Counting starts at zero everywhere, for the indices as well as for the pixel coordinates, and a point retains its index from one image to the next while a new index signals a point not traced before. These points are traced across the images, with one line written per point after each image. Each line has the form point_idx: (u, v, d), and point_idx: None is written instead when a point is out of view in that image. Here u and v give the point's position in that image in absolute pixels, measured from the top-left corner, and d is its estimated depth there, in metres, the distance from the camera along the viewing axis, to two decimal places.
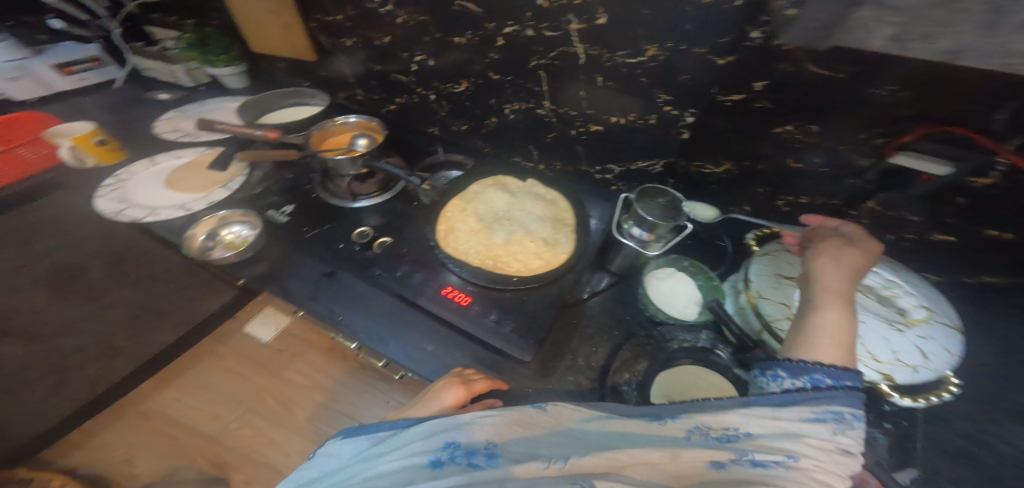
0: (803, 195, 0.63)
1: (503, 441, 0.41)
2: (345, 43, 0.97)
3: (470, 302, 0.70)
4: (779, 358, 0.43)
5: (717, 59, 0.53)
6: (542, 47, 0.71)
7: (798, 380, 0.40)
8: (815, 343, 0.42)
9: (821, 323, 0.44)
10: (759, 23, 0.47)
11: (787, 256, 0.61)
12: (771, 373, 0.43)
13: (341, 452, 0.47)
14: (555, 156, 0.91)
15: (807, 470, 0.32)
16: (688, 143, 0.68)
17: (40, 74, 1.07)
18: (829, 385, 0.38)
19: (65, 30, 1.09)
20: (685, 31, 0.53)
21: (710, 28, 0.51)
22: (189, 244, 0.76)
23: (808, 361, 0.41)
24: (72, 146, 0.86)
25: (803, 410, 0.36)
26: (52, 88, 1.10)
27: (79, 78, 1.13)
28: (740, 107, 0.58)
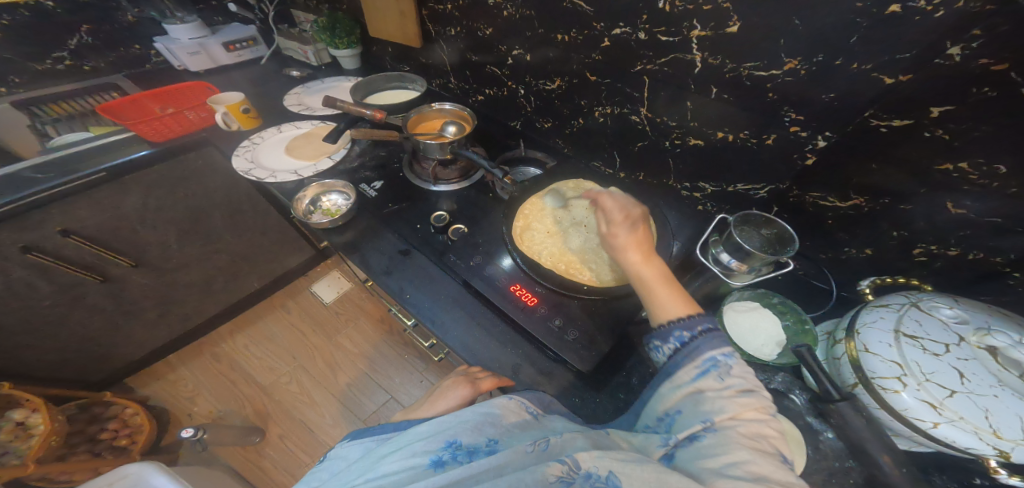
0: (951, 246, 0.54)
1: (501, 436, 0.44)
2: (450, 33, 1.01)
3: (536, 304, 0.68)
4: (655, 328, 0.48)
5: (884, 76, 0.47)
6: (652, 52, 0.68)
7: (671, 347, 0.46)
8: (665, 304, 0.49)
9: (652, 286, 0.51)
10: (965, 38, 0.40)
11: (914, 311, 0.52)
12: (650, 345, 0.48)
13: (348, 453, 0.49)
14: (641, 166, 0.87)
15: (730, 426, 0.36)
16: (810, 170, 0.61)
17: (212, 50, 1.20)
18: (691, 338, 0.44)
19: (238, 13, 1.33)
20: (846, 44, 0.47)
21: (885, 42, 0.45)
22: (296, 206, 0.83)
23: (668, 323, 0.47)
24: (226, 112, 0.95)
25: (691, 371, 0.42)
26: (218, 62, 1.23)
27: (238, 55, 1.26)
28: (898, 135, 0.50)
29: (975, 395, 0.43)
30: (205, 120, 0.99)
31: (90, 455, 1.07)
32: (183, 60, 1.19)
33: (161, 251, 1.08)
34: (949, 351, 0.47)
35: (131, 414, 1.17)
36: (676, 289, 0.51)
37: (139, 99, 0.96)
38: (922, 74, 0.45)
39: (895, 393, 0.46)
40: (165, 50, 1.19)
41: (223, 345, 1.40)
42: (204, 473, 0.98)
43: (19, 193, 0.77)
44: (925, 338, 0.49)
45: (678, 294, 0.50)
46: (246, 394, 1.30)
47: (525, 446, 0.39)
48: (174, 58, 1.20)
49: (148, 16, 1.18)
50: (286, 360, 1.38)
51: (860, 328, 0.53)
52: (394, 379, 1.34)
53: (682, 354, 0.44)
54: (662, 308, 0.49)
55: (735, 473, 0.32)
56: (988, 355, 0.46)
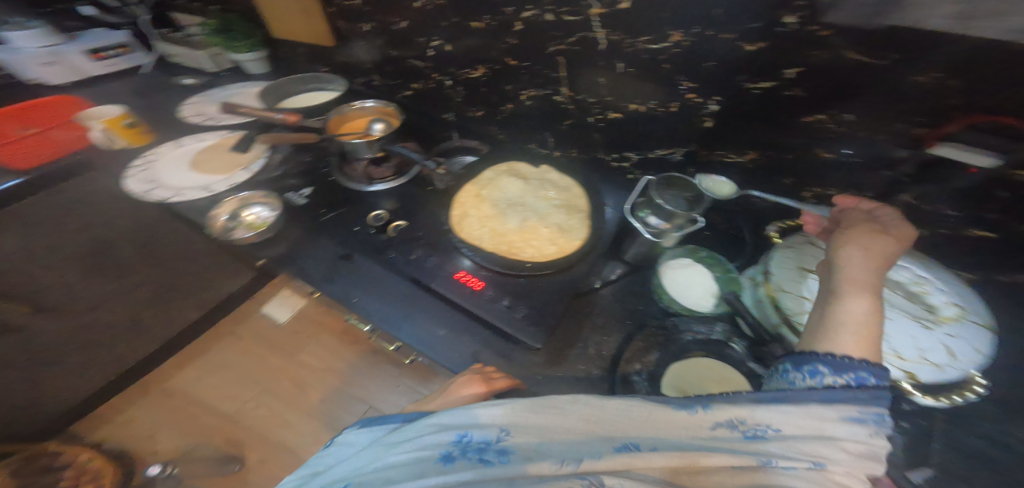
0: (833, 188, 0.61)
1: (518, 432, 0.41)
2: (363, 28, 0.97)
3: (483, 287, 0.70)
4: (810, 353, 0.41)
5: (746, 45, 0.52)
6: (561, 33, 0.69)
7: (844, 377, 0.37)
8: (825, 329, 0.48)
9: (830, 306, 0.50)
10: (794, 8, 0.45)
11: (812, 250, 0.61)
12: (807, 369, 0.40)
13: (357, 439, 0.50)
14: (573, 143, 0.90)
15: (828, 474, 0.33)
16: (711, 131, 0.66)
17: (74, 60, 1.11)
18: (872, 387, 0.36)
19: (95, 17, 1.18)
20: (713, 16, 0.51)
21: (742, 14, 0.49)
22: (212, 224, 0.78)
23: (856, 359, 0.38)
24: (105, 128, 0.99)
25: (844, 409, 0.35)
26: (84, 73, 1.14)
27: (109, 63, 1.18)
28: (767, 97, 0.55)
29: None
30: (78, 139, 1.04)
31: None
32: (37, 73, 1.07)
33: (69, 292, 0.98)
34: None
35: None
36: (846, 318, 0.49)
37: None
38: (772, 43, 0.49)
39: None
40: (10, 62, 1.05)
41: (176, 379, 1.13)
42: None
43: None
44: None
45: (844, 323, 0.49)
46: (211, 425, 1.09)
47: (552, 462, 0.36)
48: (21, 70, 1.06)
49: None
50: (247, 387, 1.12)
51: (773, 269, 0.60)
52: (369, 387, 1.09)
53: (848, 392, 0.36)
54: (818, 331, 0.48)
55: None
56: None
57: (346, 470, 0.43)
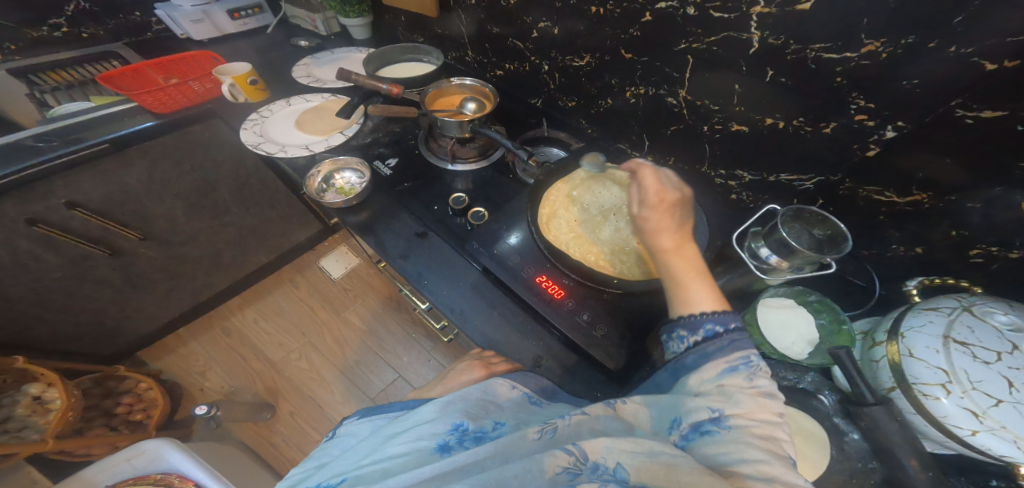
0: (1015, 250, 0.50)
1: (501, 417, 0.46)
2: (469, 1, 0.94)
3: (564, 297, 0.65)
4: (675, 319, 0.46)
5: (986, 62, 0.41)
6: (701, 29, 0.61)
7: (699, 334, 0.43)
8: (691, 294, 0.46)
9: (678, 274, 0.49)
10: None
11: (965, 316, 0.49)
12: (673, 335, 0.45)
13: (359, 431, 0.51)
14: (673, 150, 0.82)
15: (745, 424, 0.34)
16: (869, 162, 0.56)
17: (217, 19, 1.14)
18: (721, 333, 0.41)
19: None
20: (950, 24, 0.41)
21: (994, 26, 0.38)
22: (308, 183, 0.79)
23: (699, 314, 0.44)
24: (232, 83, 0.90)
25: (721, 367, 0.39)
26: (223, 32, 1.18)
27: (244, 23, 1.20)
28: (980, 130, 0.45)
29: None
30: (211, 90, 0.94)
31: (106, 429, 1.09)
32: (186, 29, 1.13)
33: (169, 224, 1.06)
34: (1000, 359, 0.44)
35: (145, 388, 1.18)
36: (699, 276, 0.48)
37: (142, 69, 0.92)
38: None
39: (936, 399, 0.45)
40: (166, 18, 1.15)
41: (234, 319, 1.40)
42: (221, 449, 1.01)
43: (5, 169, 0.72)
44: (976, 345, 0.46)
45: (704, 282, 0.47)
46: (256, 370, 1.30)
47: (533, 431, 0.39)
48: (178, 27, 1.16)
49: None
50: (296, 338, 1.37)
51: (905, 331, 0.51)
52: (402, 358, 1.34)
53: (714, 344, 0.41)
54: (687, 296, 0.46)
55: (746, 478, 0.30)
56: None
57: (344, 464, 0.43)
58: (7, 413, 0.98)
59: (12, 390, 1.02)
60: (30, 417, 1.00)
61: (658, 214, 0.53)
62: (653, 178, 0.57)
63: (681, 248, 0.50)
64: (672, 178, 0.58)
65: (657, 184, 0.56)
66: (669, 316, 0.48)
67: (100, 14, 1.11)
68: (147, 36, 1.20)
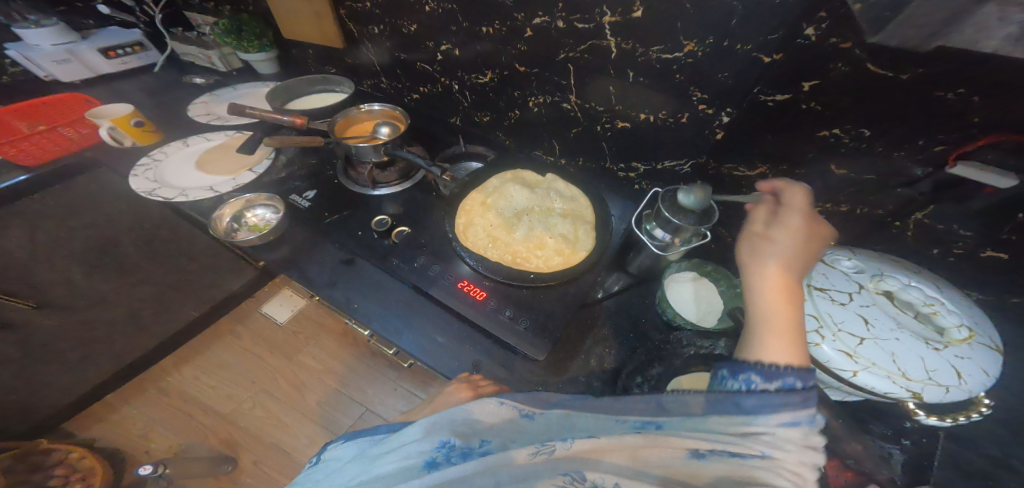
0: (845, 204, 0.60)
1: (491, 434, 0.44)
2: (374, 31, 0.96)
3: (486, 297, 0.69)
4: (743, 359, 0.41)
5: (764, 56, 0.51)
6: (573, 40, 0.69)
7: (773, 383, 0.38)
8: (773, 342, 0.41)
9: (774, 314, 0.43)
10: (816, 19, 0.45)
11: (820, 266, 0.57)
12: (738, 377, 0.40)
13: (343, 454, 0.48)
14: (579, 152, 0.89)
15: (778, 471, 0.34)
16: (722, 144, 0.65)
17: (87, 58, 1.13)
18: (798, 389, 0.36)
19: (113, 16, 1.20)
20: (730, 25, 0.51)
21: (765, 21, 0.48)
22: (216, 225, 0.77)
23: (768, 363, 0.39)
24: (112, 126, 0.87)
25: (783, 414, 0.35)
26: (96, 70, 1.16)
27: (122, 62, 1.19)
28: (784, 110, 0.55)
29: (880, 341, 0.47)
30: (86, 136, 1.12)
31: None
32: (49, 70, 1.09)
33: (70, 288, 0.98)
34: (853, 299, 0.51)
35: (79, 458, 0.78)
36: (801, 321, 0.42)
37: (3, 118, 1.01)
38: (793, 56, 0.49)
39: (817, 346, 0.49)
40: (22, 59, 1.07)
41: (167, 380, 1.30)
42: None
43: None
44: (833, 289, 0.53)
45: (798, 339, 0.41)
46: (205, 428, 1.22)
47: (525, 453, 0.39)
48: (39, 69, 1.09)
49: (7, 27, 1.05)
50: (244, 388, 1.29)
51: None
52: None
53: (783, 396, 0.36)
54: (768, 343, 0.41)
55: None
56: (884, 299, 0.51)
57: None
58: None
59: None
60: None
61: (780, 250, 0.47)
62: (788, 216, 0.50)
63: (789, 284, 0.45)
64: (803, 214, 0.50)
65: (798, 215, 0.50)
66: (737, 354, 0.43)
67: None
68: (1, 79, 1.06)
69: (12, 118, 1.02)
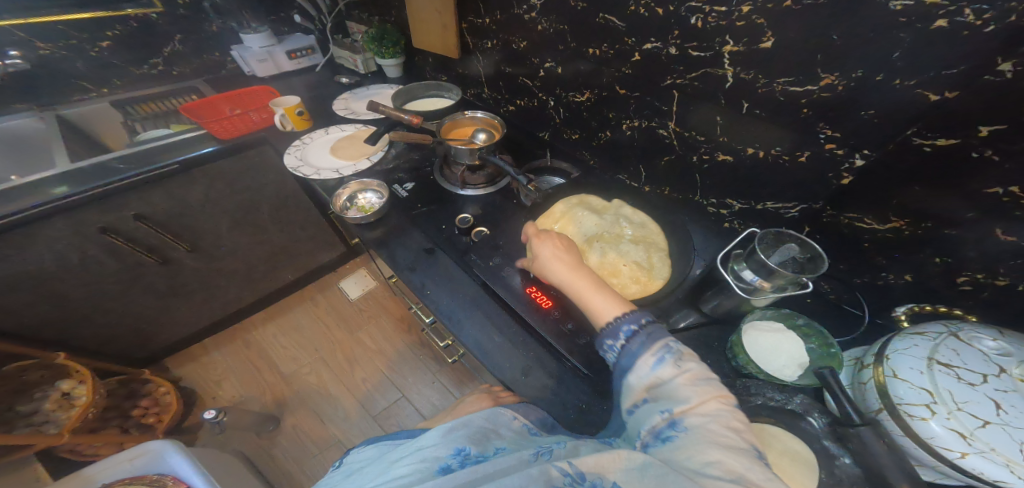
0: (1002, 277, 0.51)
1: (504, 443, 0.47)
2: (487, 45, 1.05)
3: (551, 306, 0.69)
4: (597, 333, 0.48)
5: (931, 93, 0.46)
6: (682, 66, 0.68)
7: (620, 338, 0.46)
8: (603, 314, 0.49)
9: (597, 300, 0.51)
10: (1018, 54, 0.39)
11: (952, 341, 0.47)
12: (603, 351, 0.47)
13: (368, 455, 0.52)
14: (666, 181, 0.87)
15: (698, 421, 0.36)
16: (847, 189, 0.59)
17: (277, 58, 1.34)
18: (637, 332, 0.45)
19: (302, 24, 1.48)
20: (889, 59, 0.47)
21: (928, 62, 0.45)
22: (334, 201, 0.88)
23: (617, 320, 0.47)
24: (283, 114, 1.06)
25: (649, 359, 0.42)
26: (281, 69, 1.37)
27: (299, 62, 1.39)
28: (942, 155, 0.48)
29: (1010, 427, 0.38)
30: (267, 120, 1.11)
31: (120, 430, 1.15)
32: (252, 66, 1.33)
33: (214, 238, 1.19)
34: (987, 380, 0.42)
35: None
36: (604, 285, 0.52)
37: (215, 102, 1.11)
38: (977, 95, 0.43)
39: (922, 421, 0.42)
40: (240, 58, 1.35)
41: (254, 332, 1.49)
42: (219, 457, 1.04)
43: (82, 187, 0.86)
44: (962, 366, 0.44)
45: (604, 300, 0.51)
46: (268, 382, 1.36)
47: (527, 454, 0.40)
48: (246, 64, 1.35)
49: (229, 27, 1.37)
50: (309, 352, 1.45)
51: (889, 351, 0.48)
52: (407, 378, 1.37)
53: (635, 343, 0.45)
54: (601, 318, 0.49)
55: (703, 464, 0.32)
56: None
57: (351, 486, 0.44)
58: (36, 406, 1.04)
59: (45, 384, 1.09)
60: (55, 411, 1.05)
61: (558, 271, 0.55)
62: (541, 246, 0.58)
63: (575, 266, 0.55)
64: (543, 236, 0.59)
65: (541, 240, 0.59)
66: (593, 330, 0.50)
67: (187, 53, 1.35)
68: (222, 72, 1.43)
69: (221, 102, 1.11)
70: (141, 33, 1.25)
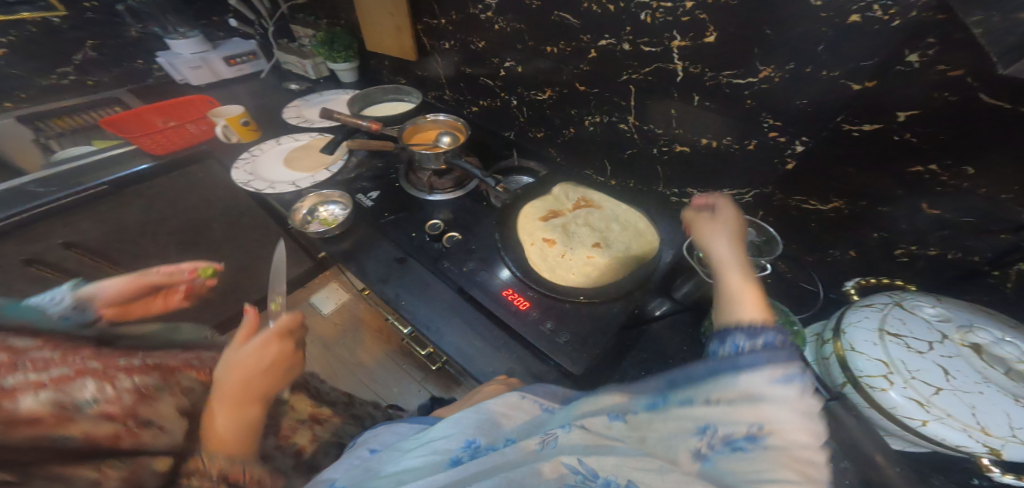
0: (931, 247, 0.55)
1: (515, 432, 0.45)
2: (445, 46, 1.03)
3: (528, 307, 0.70)
4: (723, 324, 0.41)
5: (853, 83, 0.49)
6: (636, 62, 0.70)
7: (755, 340, 0.37)
8: (738, 307, 0.42)
9: (736, 292, 0.44)
10: (922, 45, 0.43)
11: (897, 310, 0.51)
12: (728, 341, 0.39)
13: (382, 442, 0.54)
14: (631, 174, 0.89)
15: (778, 449, 0.29)
16: (791, 175, 0.63)
17: (214, 64, 1.26)
18: (763, 340, 0.36)
19: (239, 28, 1.40)
20: (815, 51, 0.50)
21: (850, 53, 0.48)
22: (293, 216, 0.84)
23: (749, 322, 0.39)
24: (225, 125, 0.98)
25: (770, 366, 0.33)
26: (219, 76, 1.29)
27: (239, 69, 1.31)
28: (868, 140, 0.52)
29: (961, 392, 0.42)
30: (207, 132, 1.03)
31: None
32: (185, 74, 1.25)
33: (161, 261, 1.11)
34: (933, 348, 0.45)
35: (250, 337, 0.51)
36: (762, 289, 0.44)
37: (143, 114, 1.01)
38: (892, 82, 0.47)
39: (883, 391, 0.44)
40: (167, 64, 1.27)
41: None
42: None
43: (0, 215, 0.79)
44: (909, 336, 0.47)
45: (758, 298, 0.42)
46: None
47: (535, 443, 0.41)
48: (177, 72, 1.27)
49: (152, 32, 1.27)
50: None
51: (845, 327, 0.51)
52: (391, 388, 1.34)
53: (747, 350, 0.36)
54: (731, 310, 0.42)
55: None
56: (971, 352, 0.45)
57: (362, 474, 0.45)
58: None
59: None
60: None
61: (724, 250, 0.50)
62: (697, 221, 0.56)
63: (739, 256, 0.49)
64: (722, 204, 0.57)
65: (727, 211, 0.56)
66: (714, 323, 0.43)
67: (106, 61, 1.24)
68: (150, 81, 1.32)
69: (151, 114, 1.02)
70: (48, 40, 1.12)
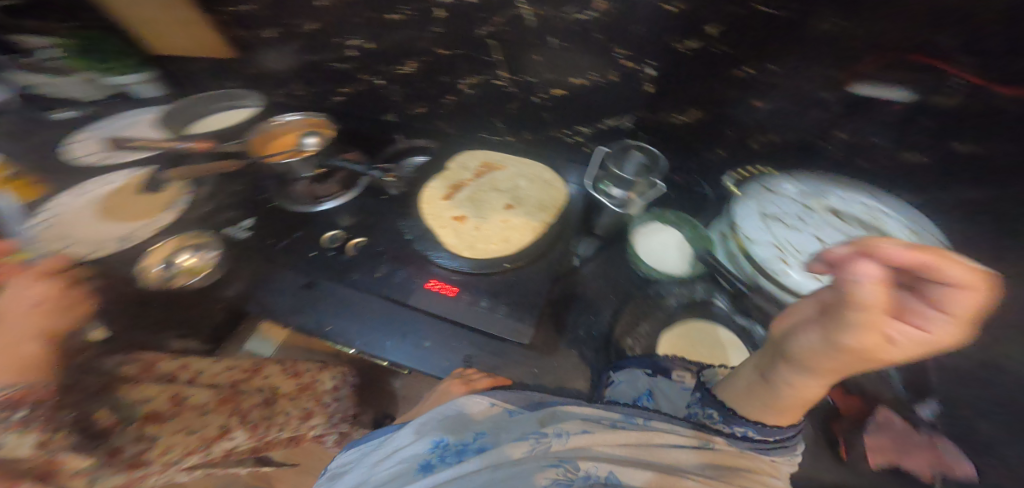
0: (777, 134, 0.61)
1: (486, 427, 0.48)
2: (268, 35, 0.88)
3: (459, 292, 0.69)
4: (744, 409, 0.43)
5: (668, 6, 0.52)
6: (486, 14, 0.65)
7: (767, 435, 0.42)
8: (771, 415, 0.41)
9: (789, 394, 0.39)
10: None
11: (767, 195, 0.59)
12: (737, 428, 0.43)
13: (345, 463, 0.52)
14: (522, 126, 0.87)
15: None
16: (653, 97, 0.67)
17: None
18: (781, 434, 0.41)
19: None
20: None
21: None
22: (143, 276, 0.68)
23: (765, 419, 0.41)
24: None
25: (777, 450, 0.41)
26: None
27: None
28: (698, 54, 0.56)
29: None
30: None
31: None
32: None
33: None
34: (806, 222, 0.54)
35: None
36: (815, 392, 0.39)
37: None
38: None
39: (786, 274, 0.51)
40: None
41: None
42: None
43: None
44: (785, 216, 0.56)
45: (799, 403, 0.40)
46: None
47: (513, 447, 0.44)
48: None
49: None
50: None
51: (739, 221, 0.57)
52: None
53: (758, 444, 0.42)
54: (762, 415, 0.41)
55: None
56: (830, 214, 0.54)
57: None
58: None
59: None
60: None
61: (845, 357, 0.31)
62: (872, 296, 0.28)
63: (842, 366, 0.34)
64: (946, 281, 0.26)
65: (948, 276, 0.26)
66: (741, 406, 0.43)
67: None
68: None
69: None
70: None
